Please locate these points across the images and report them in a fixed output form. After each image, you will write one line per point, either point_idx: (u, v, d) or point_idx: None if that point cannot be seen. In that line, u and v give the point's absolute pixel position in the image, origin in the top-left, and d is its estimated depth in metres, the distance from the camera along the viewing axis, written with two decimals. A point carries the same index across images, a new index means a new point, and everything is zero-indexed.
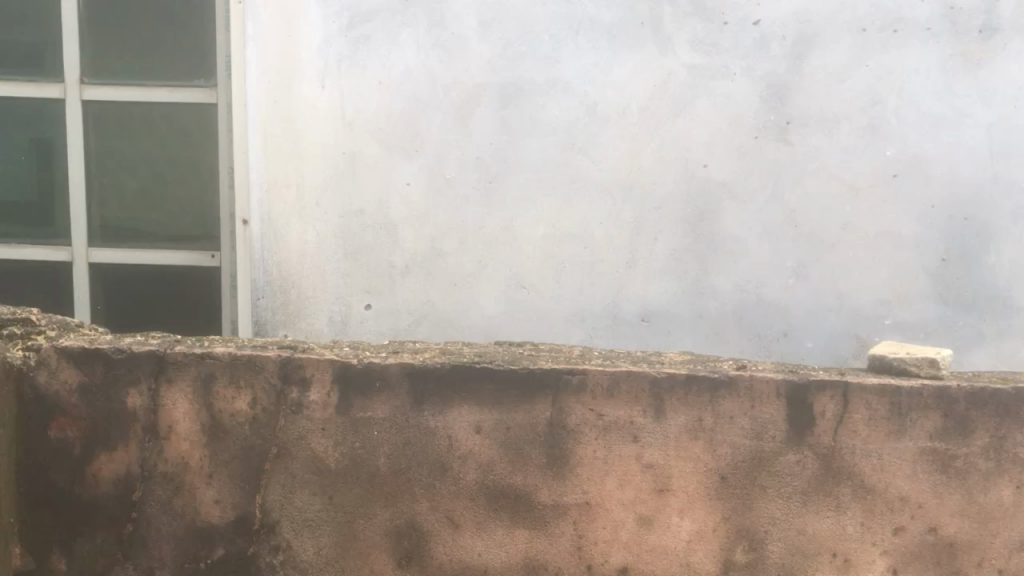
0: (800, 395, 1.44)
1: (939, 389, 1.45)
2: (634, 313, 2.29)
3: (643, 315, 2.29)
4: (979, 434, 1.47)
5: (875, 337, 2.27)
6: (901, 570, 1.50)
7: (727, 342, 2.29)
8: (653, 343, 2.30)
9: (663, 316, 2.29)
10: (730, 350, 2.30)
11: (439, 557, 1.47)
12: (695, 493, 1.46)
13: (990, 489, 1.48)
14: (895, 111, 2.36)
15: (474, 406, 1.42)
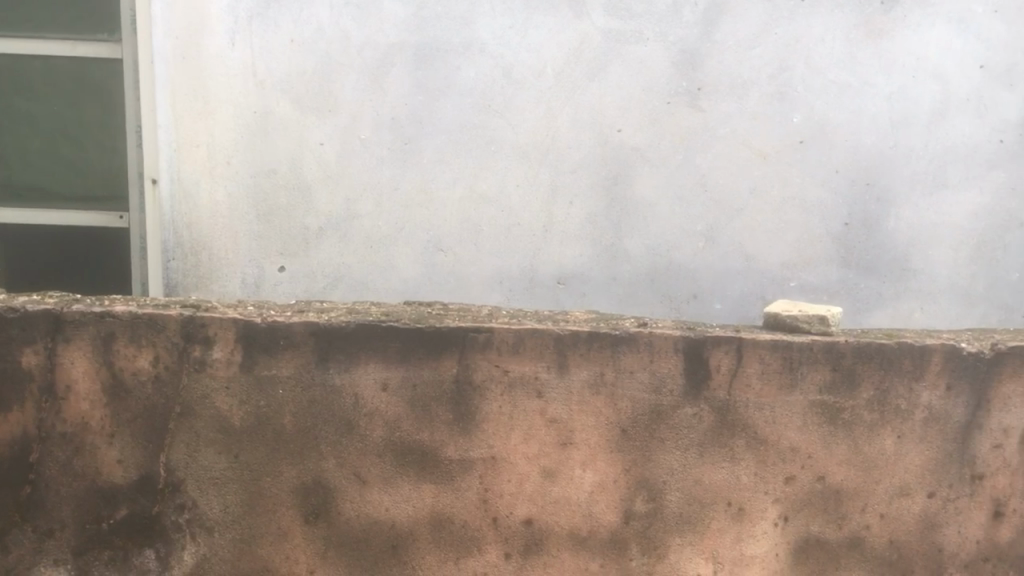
0: (697, 350, 1.49)
1: (828, 344, 1.51)
2: (549, 276, 2.27)
3: (560, 278, 2.27)
4: (864, 387, 1.55)
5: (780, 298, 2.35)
6: (791, 517, 1.58)
7: (641, 305, 2.29)
8: (568, 305, 2.29)
9: (579, 277, 2.28)
10: (643, 311, 2.30)
11: (346, 513, 1.48)
12: (597, 446, 1.51)
13: (874, 439, 1.57)
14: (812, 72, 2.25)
15: (380, 363, 1.43)
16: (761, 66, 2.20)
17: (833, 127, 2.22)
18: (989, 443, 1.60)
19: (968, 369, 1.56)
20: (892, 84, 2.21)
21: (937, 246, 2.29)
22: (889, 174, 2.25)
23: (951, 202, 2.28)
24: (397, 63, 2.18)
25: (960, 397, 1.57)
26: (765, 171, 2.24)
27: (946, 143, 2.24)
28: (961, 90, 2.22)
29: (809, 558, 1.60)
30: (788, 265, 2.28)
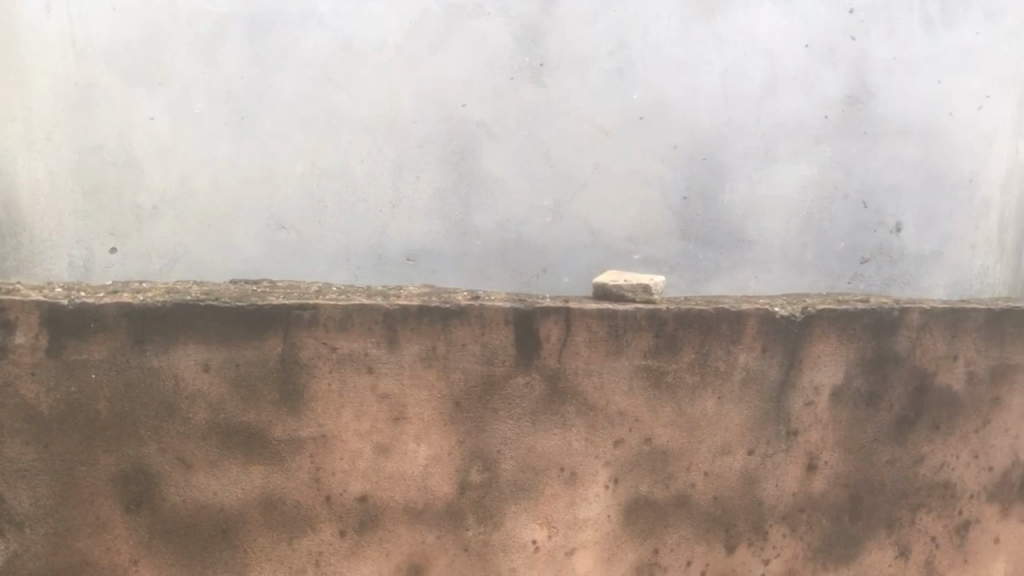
0: (526, 321, 1.52)
1: (650, 310, 1.58)
2: (397, 252, 2.19)
3: (409, 254, 2.19)
4: (686, 351, 1.62)
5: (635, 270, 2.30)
6: (622, 479, 1.63)
7: (492, 279, 2.23)
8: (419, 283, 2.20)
9: (426, 254, 2.20)
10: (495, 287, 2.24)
11: (171, 499, 1.43)
12: (431, 419, 1.52)
13: (696, 401, 1.64)
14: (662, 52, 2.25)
15: (201, 343, 1.40)
16: (601, 43, 2.22)
17: (670, 104, 2.27)
18: (802, 400, 1.70)
19: (781, 331, 1.65)
20: (726, 62, 2.28)
21: (770, 218, 2.35)
22: (722, 148, 2.30)
23: (780, 176, 2.34)
24: (231, 35, 2.08)
25: (775, 357, 1.66)
26: (606, 146, 2.25)
27: (776, 119, 2.32)
28: (789, 66, 2.31)
29: (639, 518, 1.66)
30: (630, 238, 2.28)
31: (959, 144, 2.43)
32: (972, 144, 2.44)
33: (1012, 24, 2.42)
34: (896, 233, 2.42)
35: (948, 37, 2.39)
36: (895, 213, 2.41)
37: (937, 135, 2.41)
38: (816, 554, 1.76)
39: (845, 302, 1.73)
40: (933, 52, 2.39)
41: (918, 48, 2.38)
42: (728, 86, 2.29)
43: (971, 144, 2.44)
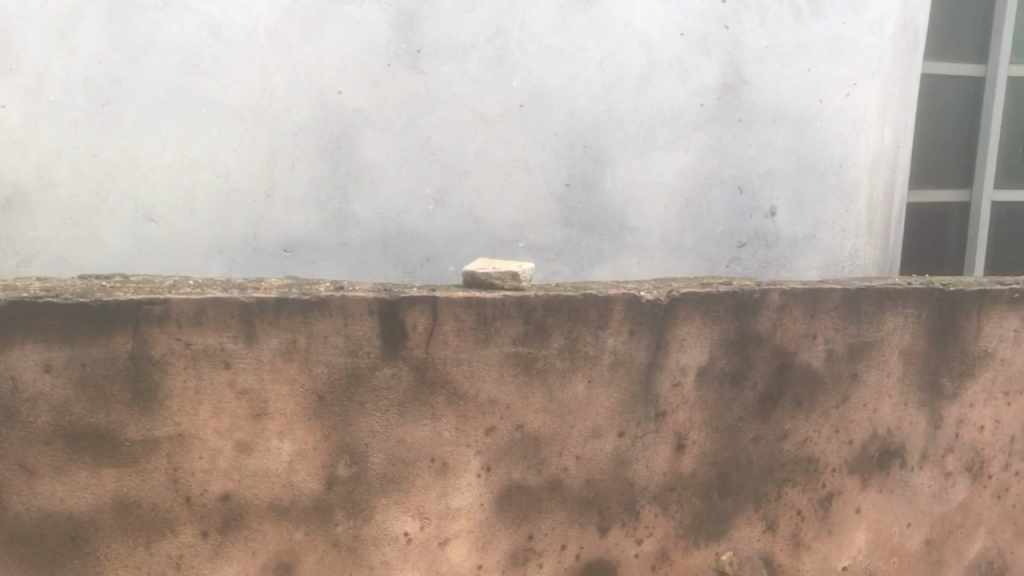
0: (391, 311, 1.49)
1: (519, 298, 1.57)
2: (275, 245, 2.01)
3: (286, 245, 2.01)
4: (555, 337, 1.62)
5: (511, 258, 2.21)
6: (493, 467, 1.63)
7: (373, 271, 2.09)
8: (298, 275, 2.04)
9: (306, 245, 2.03)
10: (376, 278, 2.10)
11: (14, 508, 1.36)
12: (294, 414, 1.48)
13: (566, 386, 1.65)
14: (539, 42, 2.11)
15: (42, 343, 1.33)
16: (478, 28, 2.05)
17: (550, 92, 2.13)
18: (669, 381, 1.73)
19: (647, 315, 1.68)
20: (605, 49, 2.16)
21: (649, 206, 2.27)
22: (602, 135, 2.19)
23: (660, 163, 2.26)
24: (87, 16, 1.83)
25: (642, 341, 1.68)
26: (488, 134, 2.11)
27: (659, 106, 2.22)
28: (665, 54, 2.21)
29: (513, 505, 1.66)
30: (515, 226, 2.16)
31: (832, 131, 2.39)
32: (841, 131, 2.41)
33: (876, 14, 2.37)
34: (772, 218, 2.38)
35: (818, 26, 2.32)
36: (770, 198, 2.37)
37: (809, 121, 2.36)
38: (686, 532, 1.80)
39: (710, 285, 1.76)
40: (804, 41, 2.32)
41: (787, 37, 2.31)
42: (606, 73, 2.17)
43: (841, 131, 2.41)
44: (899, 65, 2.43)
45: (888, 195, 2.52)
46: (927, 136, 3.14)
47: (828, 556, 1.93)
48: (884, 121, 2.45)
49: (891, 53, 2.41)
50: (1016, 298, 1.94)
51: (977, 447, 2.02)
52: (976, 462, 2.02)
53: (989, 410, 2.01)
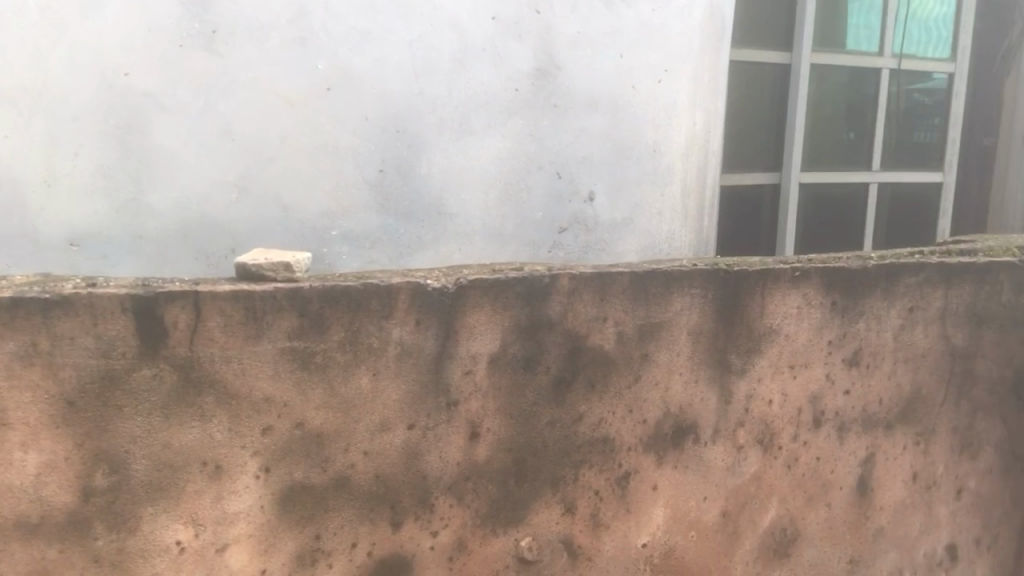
0: (146, 308, 1.41)
1: (292, 290, 1.52)
2: (59, 238, 2.04)
3: (71, 240, 2.05)
4: (334, 329, 1.56)
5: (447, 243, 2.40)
6: (273, 468, 1.56)
7: (169, 263, 2.15)
8: (86, 270, 2.07)
9: (93, 238, 2.07)
10: (172, 271, 2.15)
11: None
12: (37, 424, 1.38)
13: (349, 378, 1.60)
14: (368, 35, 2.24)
15: None
16: (277, 11, 2.14)
17: (358, 74, 2.24)
18: (460, 369, 1.70)
19: (434, 304, 1.64)
20: (415, 31, 2.28)
21: (468, 190, 2.40)
22: (415, 121, 2.32)
23: (475, 148, 2.40)
24: None
25: (429, 330, 1.65)
26: (293, 117, 2.20)
27: (473, 91, 2.37)
28: (477, 39, 2.35)
29: (296, 507, 1.60)
30: (325, 213, 2.25)
31: (643, 116, 2.58)
32: (655, 118, 2.61)
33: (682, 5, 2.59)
34: (590, 202, 2.54)
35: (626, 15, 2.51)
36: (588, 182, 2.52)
37: (624, 106, 2.55)
38: (484, 521, 1.79)
39: (499, 271, 1.75)
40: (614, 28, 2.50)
41: (598, 23, 2.48)
42: (420, 60, 2.30)
43: (655, 118, 2.60)
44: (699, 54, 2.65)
45: (700, 182, 2.74)
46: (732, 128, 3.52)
47: (628, 534, 1.97)
48: (694, 106, 2.67)
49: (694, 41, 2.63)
50: (796, 276, 2.04)
51: (767, 420, 2.10)
52: (766, 435, 2.11)
53: (777, 384, 2.09)
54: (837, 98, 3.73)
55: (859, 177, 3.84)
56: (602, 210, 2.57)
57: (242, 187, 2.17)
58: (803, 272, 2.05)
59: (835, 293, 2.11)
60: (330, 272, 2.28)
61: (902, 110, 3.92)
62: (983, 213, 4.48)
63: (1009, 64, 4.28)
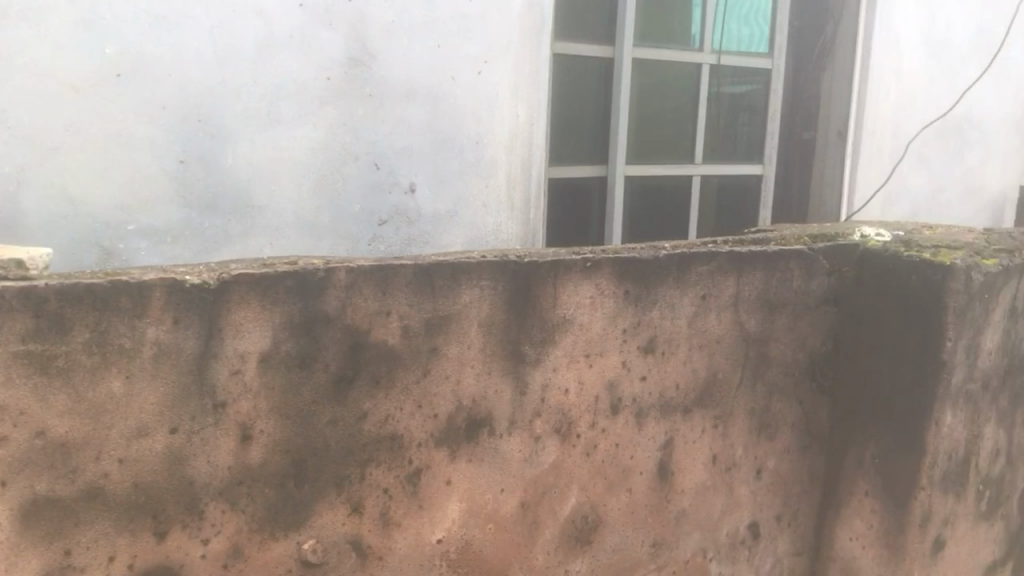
0: None
1: (25, 288, 1.42)
2: None
3: None
4: (77, 331, 1.47)
5: (252, 229, 2.91)
6: (11, 482, 1.45)
7: None
8: None
9: None
10: None
11: None
12: None
13: (98, 382, 1.50)
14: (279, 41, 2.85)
15: None
16: (66, 5, 2.53)
17: (151, 63, 2.67)
18: (227, 369, 1.63)
19: (193, 301, 1.57)
20: (212, 20, 2.75)
21: (275, 177, 2.92)
22: (214, 112, 2.79)
23: (281, 135, 2.92)
24: None
25: (189, 329, 1.57)
26: (81, 104, 2.60)
27: (264, 83, 2.86)
28: (281, 29, 2.85)
29: (40, 521, 1.49)
30: (121, 207, 2.69)
31: (464, 110, 3.19)
32: (478, 110, 3.23)
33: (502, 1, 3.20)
34: (410, 194, 3.13)
35: (439, 11, 3.09)
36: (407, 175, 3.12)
37: (449, 104, 3.16)
38: (261, 525, 1.72)
39: (271, 266, 1.68)
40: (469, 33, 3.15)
41: (413, 15, 3.05)
42: (216, 52, 2.76)
43: (477, 110, 3.22)
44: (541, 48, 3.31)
45: (525, 176, 3.38)
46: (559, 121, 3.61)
47: (420, 531, 1.94)
48: (517, 98, 3.29)
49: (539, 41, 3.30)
50: (586, 267, 2.07)
51: (564, 409, 2.12)
52: (563, 424, 2.13)
53: (572, 373, 2.12)
54: (660, 93, 3.86)
55: (682, 171, 4.00)
56: (423, 202, 3.16)
57: (20, 177, 2.54)
58: (594, 263, 2.08)
59: (628, 283, 2.16)
60: (130, 264, 2.74)
61: (722, 107, 4.09)
62: (804, 202, 4.75)
63: (824, 62, 4.56)
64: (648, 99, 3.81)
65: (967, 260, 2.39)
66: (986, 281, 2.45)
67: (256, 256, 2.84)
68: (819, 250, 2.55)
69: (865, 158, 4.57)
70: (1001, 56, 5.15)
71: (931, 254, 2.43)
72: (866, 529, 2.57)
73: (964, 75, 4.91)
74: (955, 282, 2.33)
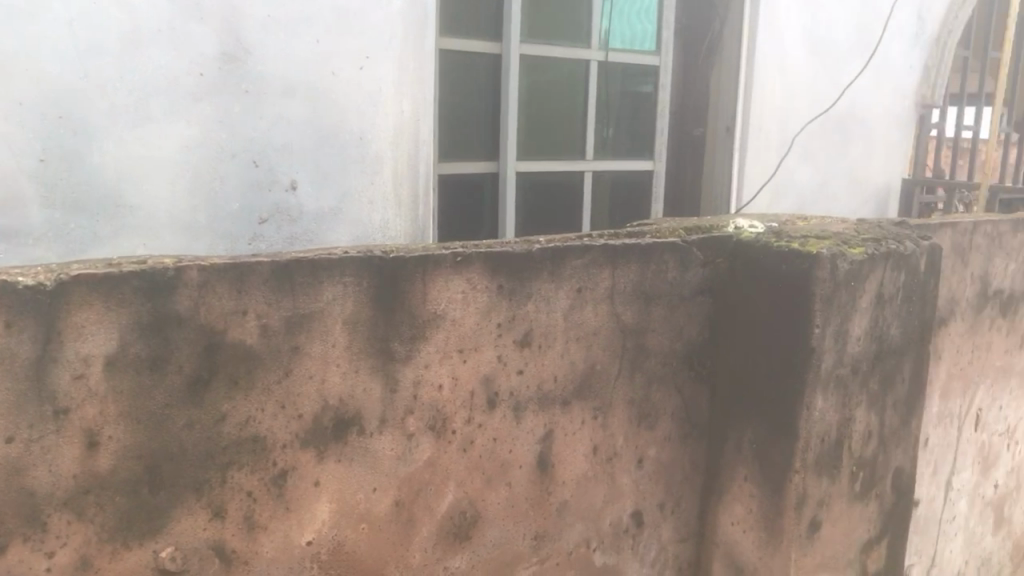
0: None
1: None
2: None
3: None
4: None
5: (123, 226, 3.53)
6: None
7: None
8: None
9: None
10: None
11: None
12: None
13: None
14: (130, 56, 3.43)
15: None
16: None
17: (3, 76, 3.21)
18: (69, 374, 1.58)
19: (28, 304, 1.52)
20: (59, 30, 3.29)
21: (141, 176, 3.53)
22: (67, 122, 3.37)
23: (152, 135, 3.53)
24: None
25: (24, 333, 1.52)
26: None
27: (118, 93, 3.43)
28: (117, 44, 3.40)
29: None
30: None
31: (351, 113, 3.90)
32: (353, 116, 3.91)
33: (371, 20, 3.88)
34: (290, 191, 3.82)
35: (329, 27, 3.79)
36: (287, 174, 3.80)
37: (320, 111, 3.83)
38: (113, 535, 1.68)
39: (117, 265, 1.63)
40: (324, 55, 3.79)
41: (304, 33, 3.75)
42: (70, 68, 3.33)
43: (355, 116, 3.91)
44: (390, 65, 3.94)
45: (413, 174, 4.08)
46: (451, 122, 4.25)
47: (289, 534, 1.91)
48: (340, 106, 3.86)
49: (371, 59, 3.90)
50: (458, 261, 2.05)
51: (438, 405, 2.11)
52: (437, 421, 2.11)
53: (446, 369, 2.10)
54: (548, 97, 4.55)
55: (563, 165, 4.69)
56: (306, 195, 3.87)
57: None
58: (465, 258, 2.07)
59: (501, 276, 2.15)
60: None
61: (604, 106, 4.83)
62: (695, 190, 5.41)
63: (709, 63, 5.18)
64: (541, 103, 4.54)
65: (834, 250, 2.47)
66: (853, 269, 2.53)
67: (131, 252, 3.49)
68: (694, 241, 2.59)
69: (753, 153, 5.22)
70: (856, 48, 5.61)
71: (801, 243, 2.49)
72: (746, 514, 2.63)
73: (846, 73, 5.58)
74: (821, 271, 2.41)
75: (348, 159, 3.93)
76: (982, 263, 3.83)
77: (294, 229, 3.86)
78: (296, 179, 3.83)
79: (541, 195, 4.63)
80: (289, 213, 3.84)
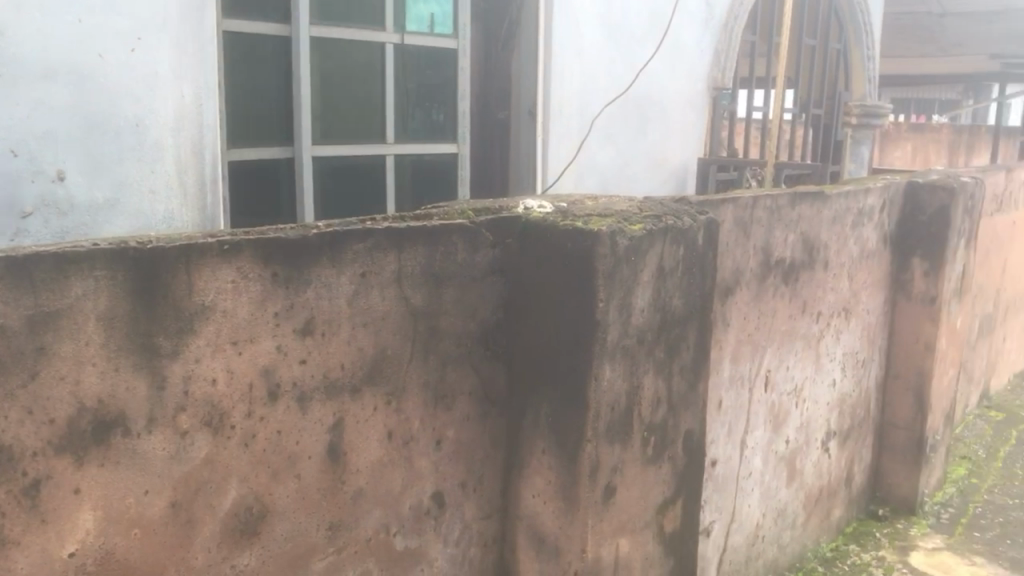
0: None
1: None
2: None
3: None
4: None
5: None
6: None
7: None
8: None
9: None
10: None
11: None
12: None
13: None
14: None
15: None
16: None
17: None
18: None
19: None
20: None
21: None
22: None
23: None
24: None
25: None
26: None
27: None
28: None
29: None
30: None
31: (127, 102, 3.82)
32: (126, 103, 3.83)
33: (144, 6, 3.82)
34: (57, 181, 3.65)
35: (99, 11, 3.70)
36: (53, 165, 3.63)
37: (92, 97, 3.71)
38: None
39: None
40: (89, 37, 3.67)
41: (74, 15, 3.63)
42: None
43: (128, 103, 3.83)
44: (168, 48, 3.92)
45: (193, 163, 4.07)
46: (239, 111, 4.33)
47: (47, 547, 1.80)
48: (115, 91, 3.78)
49: (144, 40, 3.84)
50: (225, 250, 1.99)
51: (213, 400, 2.03)
52: (213, 416, 2.04)
53: (218, 362, 2.03)
54: (340, 85, 4.67)
55: (361, 149, 4.82)
56: (77, 184, 3.72)
57: None
58: (233, 246, 2.00)
59: (275, 264, 2.10)
60: None
61: (399, 93, 4.98)
62: (502, 172, 5.58)
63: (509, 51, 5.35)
64: (336, 91, 4.65)
65: (614, 227, 2.57)
66: (634, 245, 2.64)
67: None
68: (482, 223, 2.60)
69: (555, 135, 5.38)
70: (649, 36, 5.93)
71: (585, 221, 2.58)
72: (544, 486, 2.70)
73: (638, 57, 5.86)
74: (602, 247, 2.50)
75: (125, 146, 3.84)
76: (763, 236, 4.09)
77: (64, 222, 3.69)
78: (63, 169, 3.67)
79: (337, 179, 4.74)
80: (58, 205, 3.66)
